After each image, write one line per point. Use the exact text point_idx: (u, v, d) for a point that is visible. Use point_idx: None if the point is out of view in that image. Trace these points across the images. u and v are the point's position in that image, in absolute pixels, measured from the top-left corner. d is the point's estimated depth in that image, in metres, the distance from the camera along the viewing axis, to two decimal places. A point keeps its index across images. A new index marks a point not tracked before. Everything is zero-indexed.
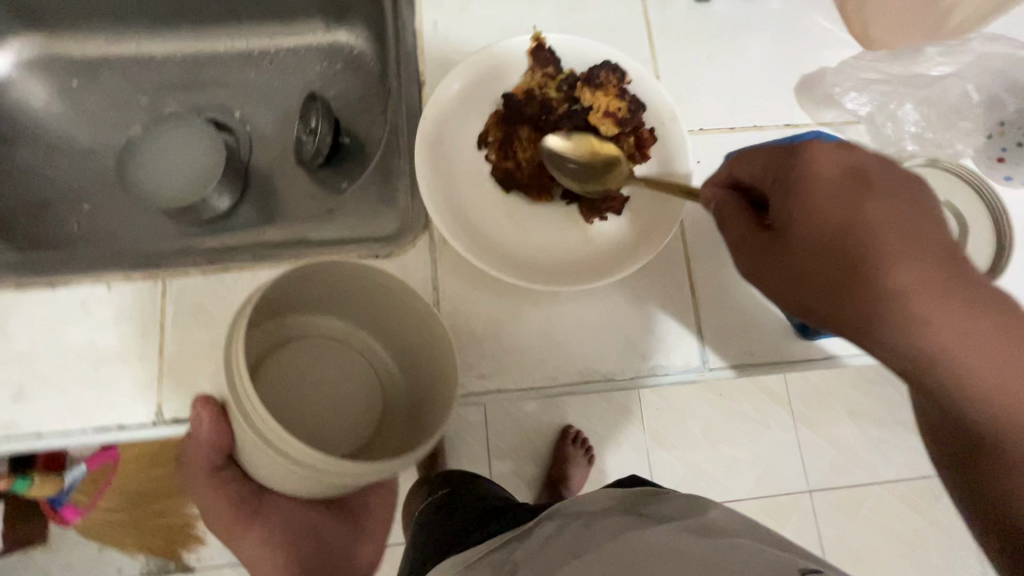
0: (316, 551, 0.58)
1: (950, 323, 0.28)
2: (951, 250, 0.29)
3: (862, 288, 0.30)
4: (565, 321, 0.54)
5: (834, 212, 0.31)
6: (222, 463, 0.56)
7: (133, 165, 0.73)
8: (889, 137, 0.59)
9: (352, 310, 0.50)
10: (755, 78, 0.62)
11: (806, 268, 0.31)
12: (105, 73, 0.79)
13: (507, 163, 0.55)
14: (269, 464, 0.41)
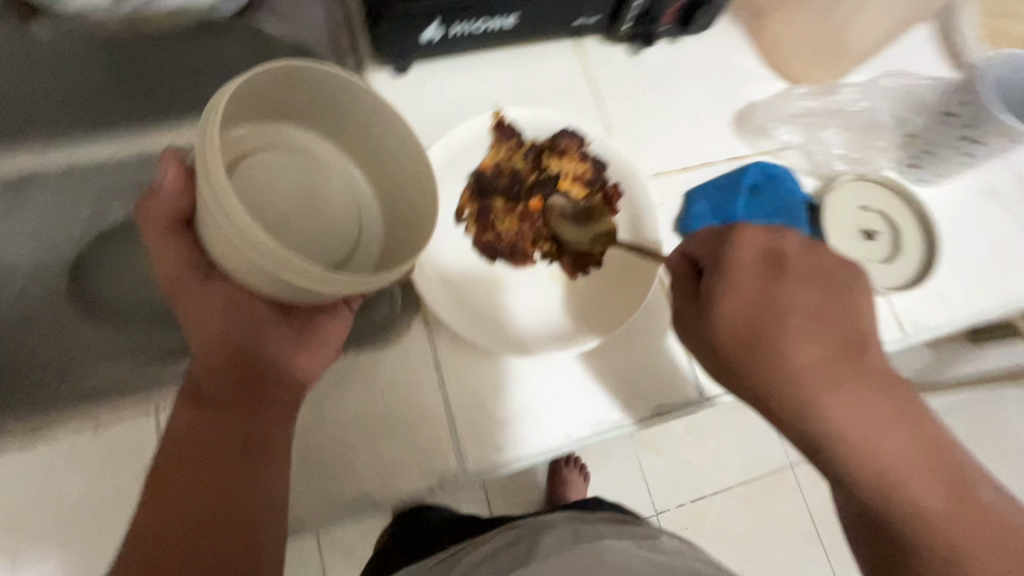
0: (270, 395, 0.44)
1: (821, 378, 0.42)
2: (836, 331, 0.43)
3: (763, 345, 0.42)
4: (569, 378, 0.57)
5: (752, 291, 0.43)
6: (179, 216, 0.43)
7: None
8: (820, 158, 0.66)
9: (340, 115, 0.42)
10: (696, 118, 0.67)
11: (722, 330, 0.43)
12: None
13: (488, 235, 0.58)
14: (243, 267, 0.37)
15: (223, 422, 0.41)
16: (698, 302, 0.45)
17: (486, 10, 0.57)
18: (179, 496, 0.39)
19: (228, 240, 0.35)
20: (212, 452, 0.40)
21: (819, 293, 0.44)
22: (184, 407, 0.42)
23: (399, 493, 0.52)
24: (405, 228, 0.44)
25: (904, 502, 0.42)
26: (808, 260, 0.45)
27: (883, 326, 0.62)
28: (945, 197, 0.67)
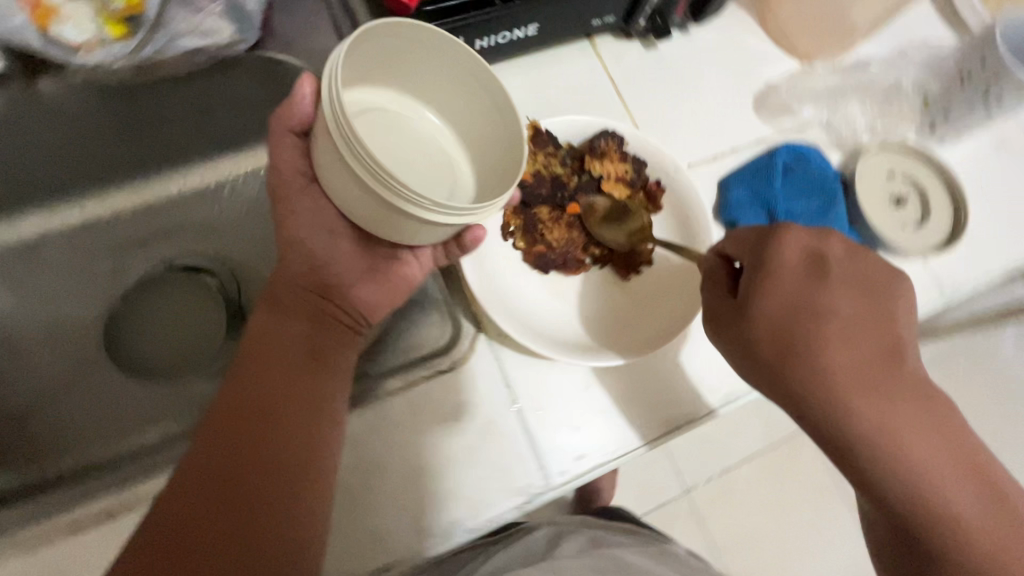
0: (334, 326, 0.51)
1: (852, 387, 0.43)
2: (872, 337, 0.44)
3: (795, 350, 0.44)
4: (635, 377, 0.58)
5: (791, 295, 0.45)
6: (297, 127, 0.46)
7: (122, 340, 0.69)
8: (841, 132, 0.68)
9: (438, 56, 0.45)
10: (718, 104, 0.68)
11: (760, 331, 0.45)
12: (53, 247, 0.71)
13: (538, 247, 0.58)
14: (349, 188, 0.41)
15: (292, 339, 0.49)
16: (737, 303, 0.46)
17: (511, 21, 0.56)
18: (245, 390, 0.46)
19: (338, 158, 0.40)
20: (277, 362, 0.47)
21: (859, 298, 0.46)
22: (265, 310, 0.50)
23: (491, 516, 0.51)
24: (491, 177, 0.48)
25: (932, 502, 0.43)
26: (848, 267, 0.47)
27: (923, 288, 0.64)
28: (963, 155, 0.69)
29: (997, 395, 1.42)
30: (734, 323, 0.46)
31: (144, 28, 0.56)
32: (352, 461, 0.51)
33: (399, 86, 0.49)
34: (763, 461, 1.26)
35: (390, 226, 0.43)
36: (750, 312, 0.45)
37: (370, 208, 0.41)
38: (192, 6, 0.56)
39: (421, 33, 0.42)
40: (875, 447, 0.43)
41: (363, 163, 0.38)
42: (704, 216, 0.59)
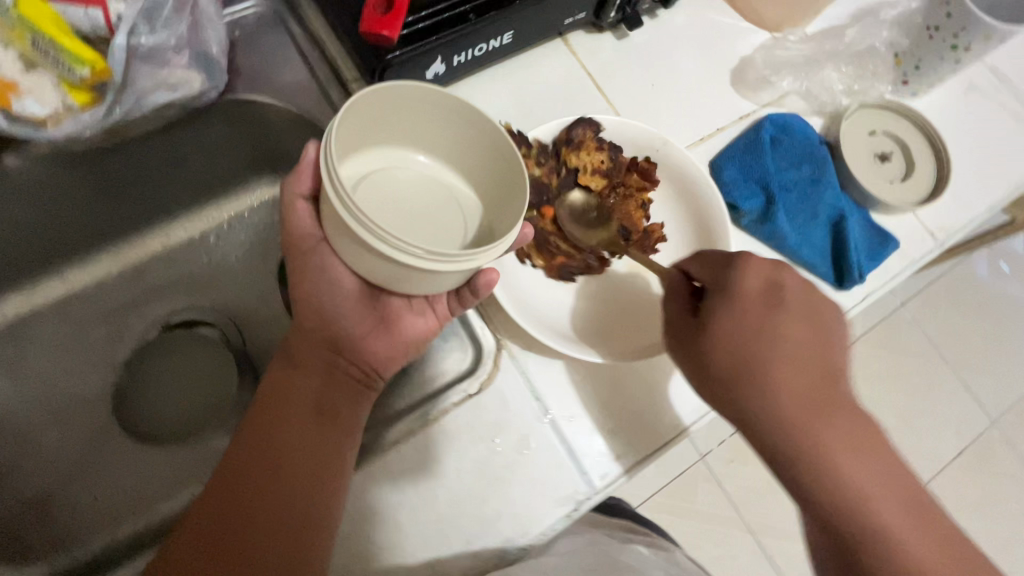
0: (347, 382, 0.50)
1: (799, 411, 0.43)
2: (822, 367, 0.44)
3: (747, 371, 0.44)
4: (659, 369, 0.59)
5: (749, 318, 0.44)
6: (307, 192, 0.46)
7: (137, 408, 0.66)
8: (819, 97, 0.69)
9: (418, 104, 0.44)
10: (697, 85, 0.68)
11: (717, 354, 0.44)
12: (44, 326, 0.68)
13: (557, 259, 0.60)
14: (360, 255, 0.40)
15: (301, 395, 0.49)
16: (697, 326, 0.46)
17: (486, 33, 0.55)
18: (252, 444, 0.47)
19: (343, 226, 0.39)
20: (284, 417, 0.48)
21: (812, 330, 0.45)
22: (281, 367, 0.50)
23: (542, 529, 0.52)
24: (497, 219, 0.47)
25: (875, 537, 0.42)
26: (805, 297, 0.46)
27: (919, 238, 0.66)
28: (936, 105, 0.72)
29: (977, 318, 1.49)
30: (691, 343, 0.46)
31: (112, 93, 0.53)
32: (395, 500, 0.51)
33: (388, 143, 0.48)
34: None
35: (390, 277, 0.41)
36: (709, 334, 0.45)
37: (383, 269, 0.40)
38: (158, 62, 0.54)
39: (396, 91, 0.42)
40: (821, 472, 0.43)
41: (364, 227, 0.38)
42: (704, 188, 0.61)
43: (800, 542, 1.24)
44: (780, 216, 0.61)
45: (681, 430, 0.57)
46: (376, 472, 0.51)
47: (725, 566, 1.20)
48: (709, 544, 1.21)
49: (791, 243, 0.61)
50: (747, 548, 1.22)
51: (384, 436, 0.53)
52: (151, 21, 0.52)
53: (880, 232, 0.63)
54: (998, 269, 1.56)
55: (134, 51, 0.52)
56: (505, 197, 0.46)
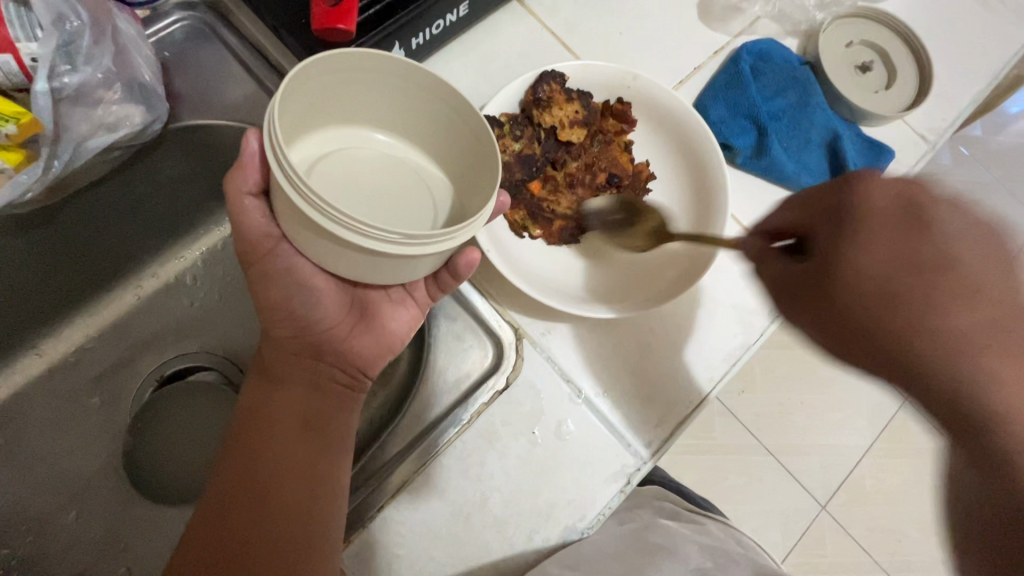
0: (332, 388, 0.48)
1: (969, 359, 0.34)
2: (1001, 304, 0.34)
3: (895, 311, 0.34)
4: (681, 325, 0.58)
5: (886, 248, 0.34)
6: (253, 188, 0.41)
7: (150, 471, 0.62)
8: (790, 16, 0.66)
9: (373, 75, 0.40)
10: (665, 25, 0.65)
11: (863, 295, 0.34)
12: (30, 407, 0.63)
13: (557, 224, 0.57)
14: (317, 244, 0.36)
15: (285, 409, 0.46)
16: (820, 267, 0.36)
17: (442, 7, 0.51)
18: (239, 468, 0.43)
19: (294, 211, 0.35)
20: (268, 434, 0.45)
21: (980, 253, 0.35)
22: (257, 384, 0.47)
23: (598, 510, 0.51)
24: (469, 189, 0.44)
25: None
26: (959, 220, 0.36)
27: (909, 142, 0.65)
28: (906, 3, 0.70)
29: None
30: (818, 289, 0.35)
31: (46, 145, 0.49)
32: (449, 511, 0.49)
33: (349, 121, 0.44)
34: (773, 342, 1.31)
35: (355, 266, 0.37)
36: (840, 270, 0.35)
37: (342, 258, 0.36)
38: (89, 103, 0.49)
39: (348, 61, 0.37)
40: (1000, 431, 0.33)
41: (313, 204, 0.33)
42: (684, 124, 0.59)
43: (820, 453, 1.28)
44: (774, 147, 0.59)
45: (704, 393, 0.56)
46: (422, 488, 0.49)
47: (755, 492, 1.24)
48: (735, 474, 1.24)
49: (789, 172, 0.59)
50: (772, 470, 1.25)
51: (421, 450, 0.50)
52: (71, 57, 0.47)
53: (875, 145, 0.62)
54: (959, 154, 1.58)
55: (57, 94, 0.47)
56: (474, 167, 0.43)
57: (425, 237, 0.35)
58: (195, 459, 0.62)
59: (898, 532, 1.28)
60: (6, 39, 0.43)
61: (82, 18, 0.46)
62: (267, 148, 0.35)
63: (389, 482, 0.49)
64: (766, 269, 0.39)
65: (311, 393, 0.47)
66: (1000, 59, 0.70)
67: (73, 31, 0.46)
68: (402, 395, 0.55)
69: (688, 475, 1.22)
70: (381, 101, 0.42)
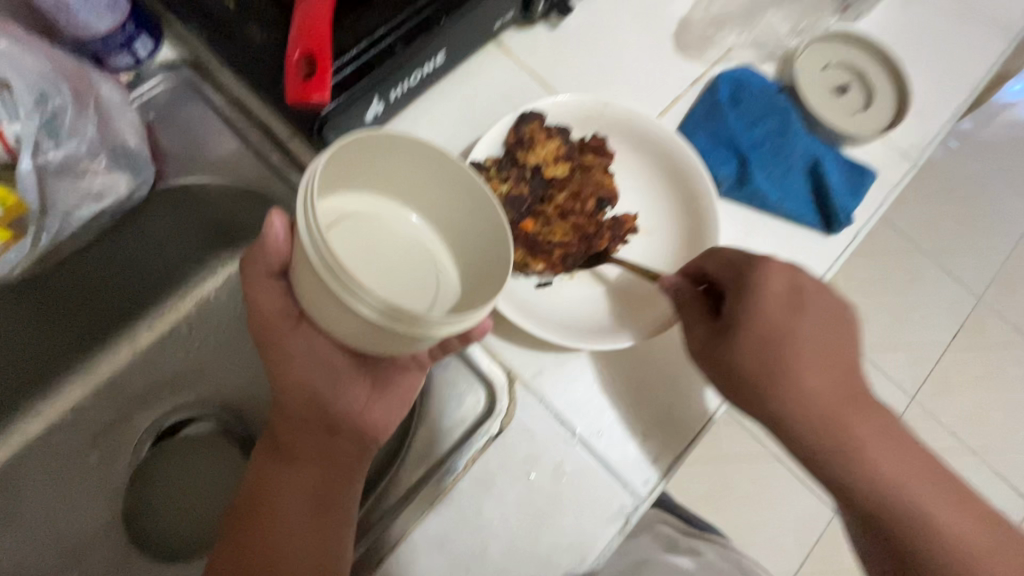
0: (345, 463, 0.47)
1: (815, 403, 0.46)
2: (835, 354, 0.47)
3: (766, 368, 0.46)
4: (673, 357, 0.58)
5: (768, 320, 0.46)
6: (275, 268, 0.42)
7: (151, 529, 0.61)
8: (764, 42, 0.67)
9: (407, 153, 0.40)
10: (642, 57, 0.65)
11: (745, 354, 0.46)
12: (34, 467, 0.64)
13: (557, 256, 0.57)
14: (340, 319, 0.36)
15: (297, 489, 0.46)
16: (724, 328, 0.47)
17: (418, 59, 0.52)
18: (255, 549, 0.45)
19: (321, 286, 0.35)
20: (281, 511, 0.46)
21: (824, 328, 0.48)
22: (269, 460, 0.48)
23: (599, 551, 0.51)
24: (477, 264, 0.44)
25: (907, 499, 0.47)
26: (817, 294, 0.48)
27: (891, 161, 0.65)
28: (878, 23, 0.71)
29: (940, 200, 1.52)
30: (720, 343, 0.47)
31: (33, 221, 0.50)
32: (449, 560, 0.49)
33: (362, 189, 0.43)
34: None
35: (378, 344, 0.38)
36: (736, 333, 0.46)
37: (360, 333, 0.37)
38: (75, 174, 0.50)
39: (390, 143, 0.39)
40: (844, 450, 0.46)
41: (333, 276, 0.34)
42: (682, 157, 0.59)
43: None
44: (756, 175, 0.60)
45: (709, 416, 0.56)
46: (421, 539, 0.49)
47: (766, 500, 1.22)
48: (744, 483, 1.23)
49: (774, 199, 0.60)
50: (782, 477, 1.24)
51: (419, 500, 0.50)
52: (54, 134, 0.48)
53: (857, 167, 0.63)
54: (949, 148, 1.59)
55: (43, 170, 0.48)
56: (484, 246, 0.43)
57: (447, 324, 0.36)
58: (195, 514, 0.62)
59: None
60: None
61: (64, 94, 0.48)
62: (301, 222, 0.35)
63: (388, 534, 0.49)
64: (687, 314, 0.50)
65: (325, 468, 0.47)
66: (977, 71, 0.70)
67: (55, 109, 0.47)
68: (399, 441, 0.55)
69: (696, 486, 1.21)
70: (395, 173, 0.43)
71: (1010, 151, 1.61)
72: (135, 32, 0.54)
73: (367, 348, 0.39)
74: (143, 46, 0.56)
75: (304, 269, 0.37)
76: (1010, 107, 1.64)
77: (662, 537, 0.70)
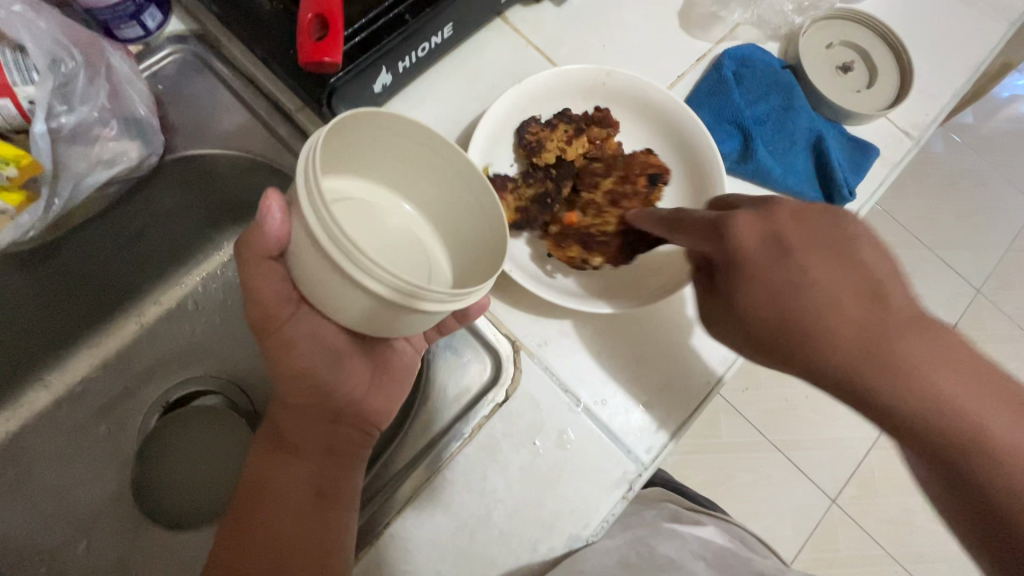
0: (348, 450, 0.49)
1: (846, 352, 0.38)
2: (860, 290, 0.39)
3: (774, 321, 0.40)
4: (676, 329, 0.58)
5: (758, 271, 0.41)
6: (273, 253, 0.40)
7: (160, 498, 0.62)
8: (770, 21, 0.68)
9: (400, 135, 0.41)
10: (648, 35, 0.66)
11: (752, 311, 0.41)
12: (41, 439, 0.64)
13: (617, 244, 0.55)
14: (349, 301, 0.37)
15: (301, 479, 0.46)
16: (725, 292, 0.43)
17: (426, 30, 0.52)
18: (257, 539, 0.44)
19: (325, 264, 0.35)
20: (285, 512, 0.45)
21: (833, 263, 0.40)
22: (269, 453, 0.48)
23: (603, 516, 0.52)
24: (470, 249, 0.45)
25: (1003, 452, 0.36)
26: (809, 232, 0.42)
27: (893, 140, 0.66)
28: (883, 4, 0.71)
29: (942, 193, 1.53)
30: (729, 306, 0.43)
31: (45, 185, 0.50)
32: (454, 524, 0.50)
33: (351, 171, 0.44)
34: None
35: (383, 324, 0.38)
36: (737, 295, 0.42)
37: (366, 313, 0.37)
38: (86, 140, 0.51)
39: (385, 119, 0.39)
40: (909, 401, 0.37)
41: (335, 243, 0.34)
42: (687, 130, 0.59)
43: (825, 447, 1.28)
44: (760, 151, 0.60)
45: (717, 377, 0.57)
46: (427, 503, 0.50)
47: (765, 487, 1.24)
48: (744, 471, 1.24)
49: (776, 175, 0.60)
50: (782, 467, 1.25)
51: (425, 465, 0.51)
52: (67, 98, 0.48)
53: (859, 145, 0.63)
54: (951, 141, 1.59)
55: (56, 134, 0.49)
56: (475, 233, 0.44)
57: (445, 298, 0.36)
58: (202, 483, 0.62)
59: (913, 525, 1.28)
60: (3, 83, 0.44)
61: (77, 59, 0.48)
62: (300, 196, 0.35)
63: (395, 496, 0.50)
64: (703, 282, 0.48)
65: (326, 457, 0.48)
66: (980, 53, 0.71)
67: (68, 73, 0.48)
68: (404, 413, 0.56)
69: (696, 474, 1.22)
70: (384, 155, 0.43)
71: (1012, 145, 1.61)
72: (145, 3, 0.54)
73: (368, 329, 0.39)
74: (152, 18, 0.56)
75: (305, 251, 0.36)
76: (1014, 101, 1.65)
77: (666, 511, 0.71)
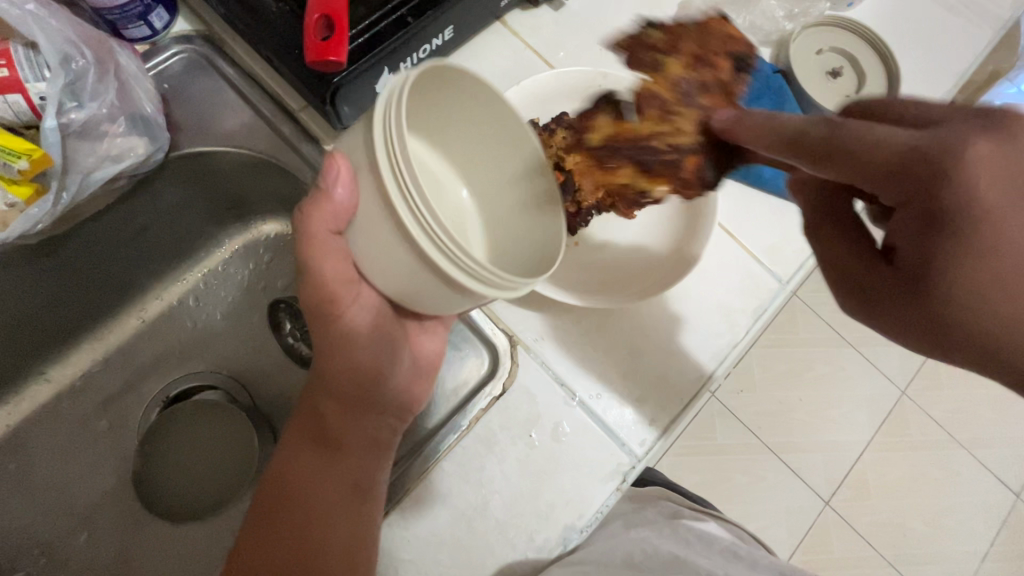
0: (386, 443, 0.49)
1: None
2: None
3: (992, 300, 0.34)
4: (669, 326, 0.60)
5: (992, 239, 0.34)
6: (335, 227, 0.40)
7: (164, 490, 0.63)
8: (761, 27, 0.70)
9: (468, 96, 0.41)
10: None
11: (961, 290, 0.35)
12: (41, 433, 0.65)
13: (698, 160, 0.49)
14: (413, 279, 0.36)
15: (341, 473, 0.47)
16: (921, 258, 0.36)
17: (427, 31, 0.54)
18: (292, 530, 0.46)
19: (401, 240, 0.35)
20: (319, 507, 0.47)
21: None
22: (308, 443, 0.48)
23: (597, 507, 0.53)
24: (511, 225, 0.45)
25: None
26: None
27: None
28: (871, 11, 0.73)
29: None
30: (920, 279, 0.36)
31: (54, 179, 0.51)
32: (451, 515, 0.51)
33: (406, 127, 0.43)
34: (768, 342, 1.33)
35: (441, 299, 0.38)
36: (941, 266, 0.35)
37: (431, 290, 0.37)
38: (95, 136, 0.52)
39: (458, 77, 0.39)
40: None
41: (420, 218, 0.34)
42: None
43: (820, 450, 1.29)
44: None
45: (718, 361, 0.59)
46: (425, 494, 0.51)
47: (759, 489, 1.25)
48: (739, 474, 1.25)
49: None
50: (777, 470, 1.26)
51: (425, 457, 0.52)
52: (77, 94, 0.50)
53: None
54: None
55: (65, 130, 0.50)
56: (521, 213, 0.44)
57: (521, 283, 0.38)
58: (206, 475, 0.64)
59: (906, 526, 1.30)
60: (14, 79, 0.46)
61: (87, 57, 0.50)
62: (381, 161, 0.34)
63: (394, 488, 0.51)
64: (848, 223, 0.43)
65: (366, 450, 0.48)
66: (966, 60, 0.73)
67: (79, 70, 0.49)
68: None
69: (690, 477, 1.23)
70: (441, 116, 0.43)
71: None
72: (152, 3, 0.55)
73: (428, 303, 0.39)
74: (158, 18, 0.57)
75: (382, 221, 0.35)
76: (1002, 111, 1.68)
77: (663, 507, 0.72)
